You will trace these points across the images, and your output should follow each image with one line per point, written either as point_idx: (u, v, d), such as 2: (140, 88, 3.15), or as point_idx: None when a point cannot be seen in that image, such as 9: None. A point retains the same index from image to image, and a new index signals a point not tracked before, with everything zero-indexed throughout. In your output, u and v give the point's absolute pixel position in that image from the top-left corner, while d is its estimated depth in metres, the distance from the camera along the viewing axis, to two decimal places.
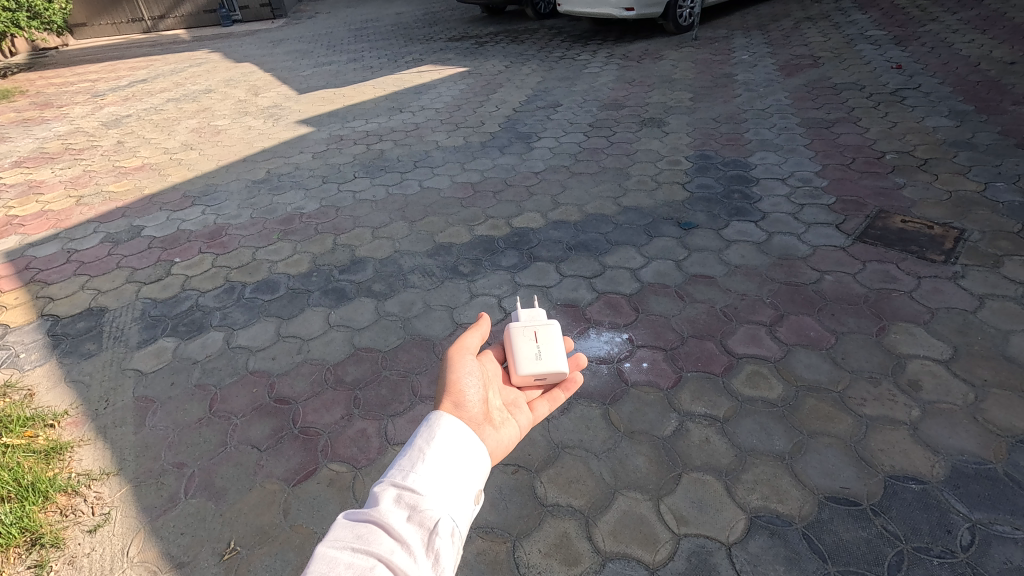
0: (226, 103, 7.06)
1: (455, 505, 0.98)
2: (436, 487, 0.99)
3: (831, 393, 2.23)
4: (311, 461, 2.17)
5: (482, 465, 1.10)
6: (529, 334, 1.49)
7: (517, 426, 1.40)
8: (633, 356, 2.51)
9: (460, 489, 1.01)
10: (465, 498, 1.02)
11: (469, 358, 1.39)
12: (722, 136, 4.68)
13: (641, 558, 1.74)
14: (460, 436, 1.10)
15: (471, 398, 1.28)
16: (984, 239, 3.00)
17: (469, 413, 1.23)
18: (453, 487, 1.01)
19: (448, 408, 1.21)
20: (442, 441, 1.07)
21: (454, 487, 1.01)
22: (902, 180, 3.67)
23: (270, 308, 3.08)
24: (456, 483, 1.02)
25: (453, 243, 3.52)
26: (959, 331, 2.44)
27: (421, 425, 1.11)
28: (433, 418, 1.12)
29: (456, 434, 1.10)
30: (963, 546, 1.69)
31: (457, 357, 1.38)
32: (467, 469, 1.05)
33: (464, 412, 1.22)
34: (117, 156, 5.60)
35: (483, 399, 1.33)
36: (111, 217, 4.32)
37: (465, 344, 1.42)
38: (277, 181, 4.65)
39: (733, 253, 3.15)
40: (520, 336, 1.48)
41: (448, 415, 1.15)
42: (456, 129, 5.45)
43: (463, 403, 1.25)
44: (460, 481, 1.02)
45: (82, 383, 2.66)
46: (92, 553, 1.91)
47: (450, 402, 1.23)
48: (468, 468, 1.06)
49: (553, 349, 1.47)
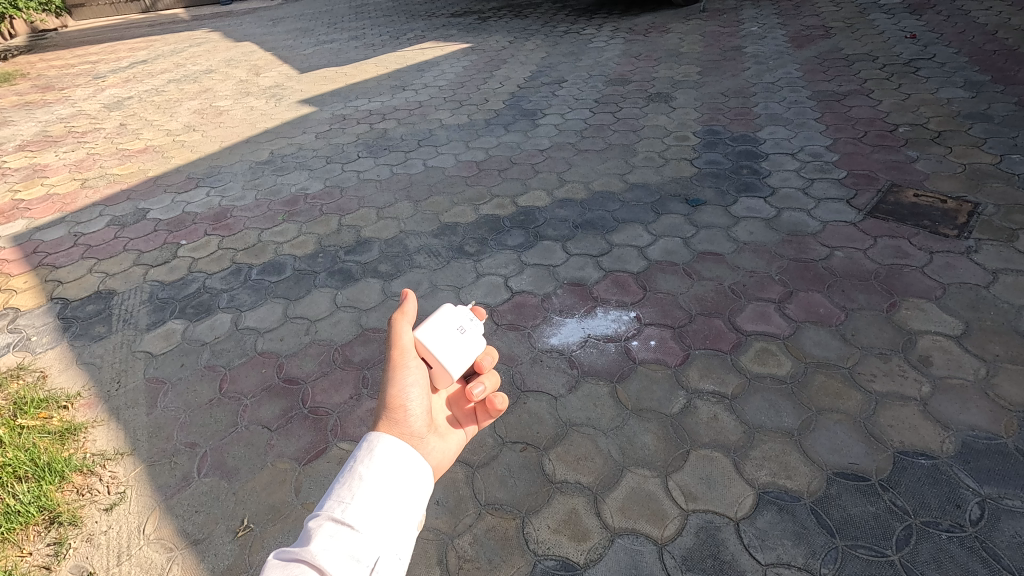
0: (227, 83, 7.00)
1: (394, 535, 0.97)
2: (374, 518, 0.97)
3: (840, 368, 2.22)
4: (321, 441, 2.19)
5: (426, 485, 1.09)
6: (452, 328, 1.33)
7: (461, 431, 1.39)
8: (641, 335, 2.50)
9: (401, 518, 1.00)
10: (406, 526, 1.01)
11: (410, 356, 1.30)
12: (730, 111, 4.59)
13: (650, 534, 1.75)
14: (399, 459, 1.08)
15: (414, 411, 1.23)
16: (999, 213, 2.95)
17: (411, 427, 1.20)
18: (394, 517, 0.99)
19: (387, 428, 1.16)
20: (381, 463, 1.05)
21: (396, 515, 1.00)
22: (915, 153, 3.60)
23: (277, 290, 3.08)
24: (397, 511, 1.00)
25: (458, 223, 3.50)
26: (971, 306, 2.42)
27: (359, 447, 1.09)
28: (371, 440, 1.10)
29: (394, 453, 1.08)
30: (972, 521, 1.69)
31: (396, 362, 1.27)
32: (410, 494, 1.04)
33: (404, 430, 1.18)
34: (121, 139, 5.57)
35: (427, 408, 1.27)
36: (115, 200, 4.31)
37: (401, 344, 1.30)
38: (281, 162, 4.62)
39: (741, 230, 3.11)
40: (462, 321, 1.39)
41: (388, 437, 1.12)
42: (460, 108, 5.37)
43: (402, 419, 1.19)
44: (399, 512, 1.01)
45: (93, 365, 2.69)
46: (109, 531, 1.94)
47: (388, 421, 1.18)
48: (411, 491, 1.05)
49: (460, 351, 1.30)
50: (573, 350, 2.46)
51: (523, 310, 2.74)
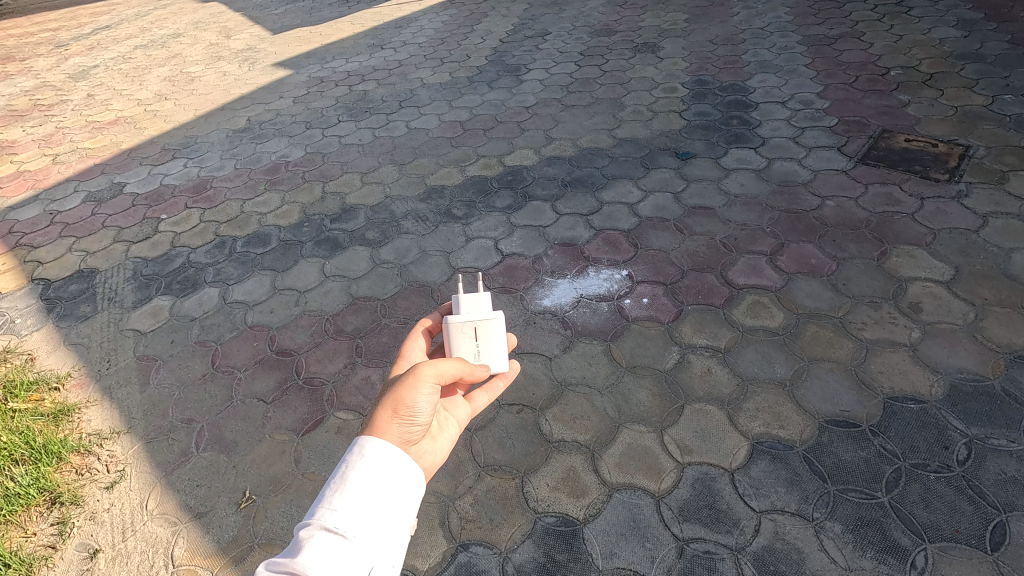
0: (197, 47, 6.71)
1: (385, 543, 0.96)
2: (364, 527, 0.95)
3: (831, 318, 2.23)
4: (318, 411, 2.19)
5: (417, 486, 1.07)
6: (469, 330, 1.44)
7: (456, 422, 1.38)
8: (633, 292, 2.49)
9: (392, 524, 0.99)
10: (397, 532, 1.00)
11: (430, 375, 1.24)
12: (719, 59, 4.47)
13: (646, 487, 1.79)
14: (388, 462, 1.05)
15: (419, 417, 1.19)
16: (990, 155, 2.93)
17: (412, 434, 1.16)
18: (384, 524, 0.98)
19: (391, 431, 1.12)
20: (371, 466, 1.03)
21: (386, 521, 0.99)
22: (906, 96, 3.54)
23: (263, 262, 3.02)
24: (387, 518, 0.99)
25: (445, 186, 3.42)
26: (961, 251, 2.42)
27: (348, 451, 1.06)
28: (361, 443, 1.07)
29: (386, 456, 1.06)
30: (958, 461, 1.73)
31: (418, 375, 1.22)
32: (400, 497, 1.02)
33: (407, 434, 1.15)
34: (89, 110, 5.36)
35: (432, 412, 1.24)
36: (90, 174, 4.18)
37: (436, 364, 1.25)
38: (259, 129, 4.48)
39: (732, 182, 3.07)
40: (459, 333, 1.43)
41: (381, 441, 1.08)
42: (441, 65, 5.19)
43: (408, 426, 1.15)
44: (389, 518, 0.99)
45: (82, 346, 2.65)
46: (112, 509, 1.95)
47: (395, 423, 1.14)
48: (400, 495, 1.03)
49: (493, 347, 1.45)
50: (566, 311, 2.45)
51: (514, 273, 2.71)
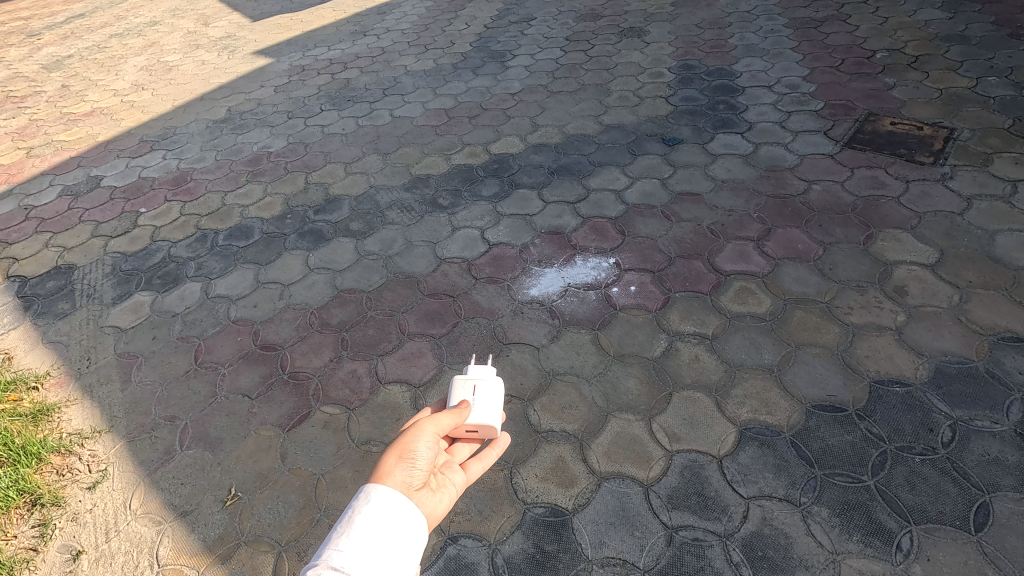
0: (175, 36, 6.55)
1: None
2: (369, 564, 0.92)
3: (818, 303, 2.24)
4: (304, 406, 2.16)
5: (420, 534, 1.05)
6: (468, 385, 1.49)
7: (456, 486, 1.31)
8: (621, 280, 2.48)
9: (397, 566, 0.95)
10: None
11: (431, 429, 1.31)
12: (705, 43, 4.43)
13: (635, 476, 1.78)
14: (394, 505, 1.04)
15: (417, 463, 1.22)
16: (975, 138, 2.93)
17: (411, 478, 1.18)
18: (389, 564, 0.94)
19: (392, 473, 1.15)
20: (379, 508, 1.02)
21: (391, 563, 0.95)
22: (892, 79, 3.53)
23: (246, 255, 2.97)
24: (392, 558, 0.96)
25: (430, 175, 3.38)
26: (946, 234, 2.43)
27: (355, 497, 1.05)
28: (366, 489, 1.07)
29: (389, 499, 1.05)
30: (943, 443, 1.74)
31: (418, 427, 1.30)
32: (404, 540, 1.00)
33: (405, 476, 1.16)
34: (64, 101, 5.22)
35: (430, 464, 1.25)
36: (66, 168, 4.08)
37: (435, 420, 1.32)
38: (239, 119, 4.39)
39: (719, 168, 3.06)
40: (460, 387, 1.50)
41: (387, 487, 1.09)
42: (425, 52, 5.10)
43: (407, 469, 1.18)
44: (393, 559, 0.96)
45: (60, 344, 2.60)
46: (95, 509, 1.92)
47: (395, 461, 1.19)
48: (405, 539, 1.00)
49: (488, 402, 1.44)
50: (554, 300, 2.43)
51: (500, 262, 2.68)
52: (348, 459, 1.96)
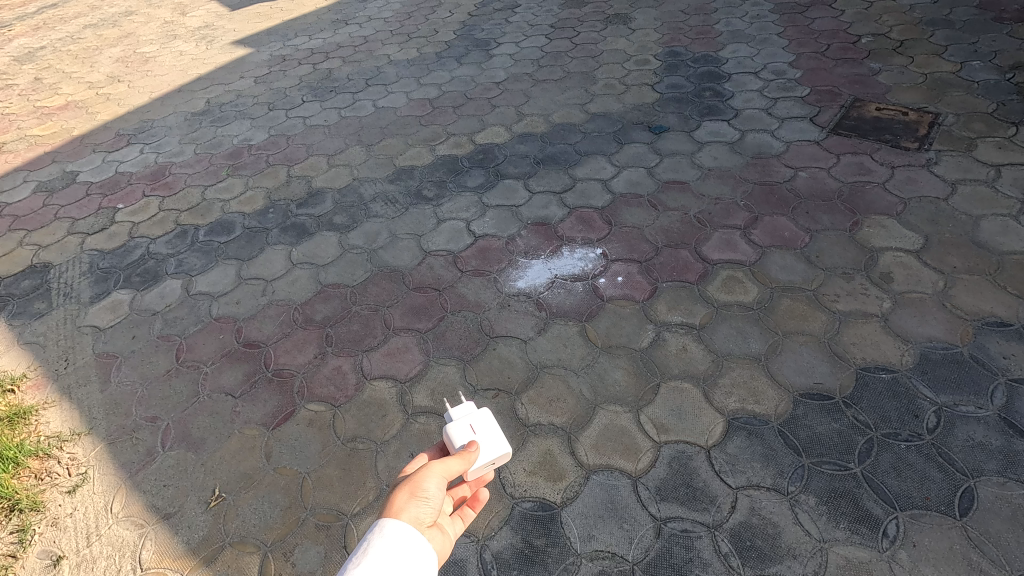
0: (151, 26, 6.39)
1: None
2: None
3: (804, 291, 2.23)
4: (288, 403, 2.13)
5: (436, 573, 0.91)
6: (465, 427, 1.29)
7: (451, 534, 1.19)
8: (608, 271, 2.46)
9: None
10: None
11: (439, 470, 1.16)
12: (691, 29, 4.40)
13: (623, 468, 1.78)
14: (409, 538, 0.93)
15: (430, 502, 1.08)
16: (959, 122, 2.93)
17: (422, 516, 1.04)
18: None
19: (401, 511, 1.02)
20: (393, 537, 0.91)
21: None
22: (878, 64, 3.52)
23: (227, 251, 2.91)
24: None
25: (414, 166, 3.33)
26: (931, 220, 2.43)
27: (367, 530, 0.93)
28: (380, 522, 0.95)
29: (404, 531, 0.94)
30: (928, 429, 1.75)
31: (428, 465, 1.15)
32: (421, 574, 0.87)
33: (416, 514, 1.03)
34: (37, 95, 5.08)
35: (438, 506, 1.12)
36: (39, 163, 3.97)
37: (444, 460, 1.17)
38: (218, 111, 4.29)
39: (705, 156, 3.04)
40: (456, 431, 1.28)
41: (399, 520, 0.97)
42: (408, 41, 5.02)
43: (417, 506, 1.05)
44: None
45: (37, 345, 2.53)
46: (75, 514, 1.88)
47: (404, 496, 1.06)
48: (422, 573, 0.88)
49: (490, 440, 1.27)
50: (541, 292, 2.41)
51: (486, 255, 2.65)
52: (333, 457, 1.94)
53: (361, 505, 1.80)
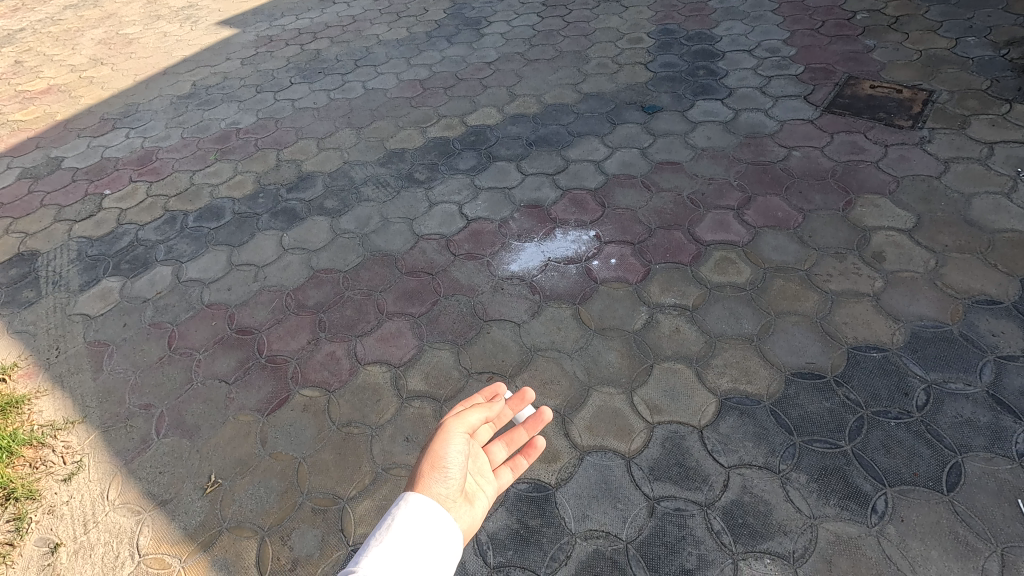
0: (133, 6, 6.24)
1: None
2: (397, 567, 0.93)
3: (797, 271, 2.24)
4: (282, 389, 2.13)
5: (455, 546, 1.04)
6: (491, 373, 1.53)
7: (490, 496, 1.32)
8: (602, 253, 2.45)
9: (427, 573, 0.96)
10: None
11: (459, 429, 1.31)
12: (685, 6, 4.33)
13: (617, 449, 1.79)
14: (428, 513, 1.05)
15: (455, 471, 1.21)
16: (953, 100, 2.92)
17: (446, 489, 1.17)
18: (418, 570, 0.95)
19: (426, 486, 1.15)
20: (413, 513, 1.04)
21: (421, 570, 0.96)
22: (872, 41, 3.49)
23: (217, 237, 2.88)
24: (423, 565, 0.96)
25: (405, 149, 3.29)
26: (924, 198, 2.43)
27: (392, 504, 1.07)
28: (405, 496, 1.09)
29: (427, 505, 1.07)
30: (918, 407, 1.77)
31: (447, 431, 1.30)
32: (437, 550, 1.00)
33: (442, 490, 1.16)
34: (18, 78, 4.96)
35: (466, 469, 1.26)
36: (23, 149, 3.90)
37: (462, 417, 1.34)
38: (205, 94, 4.21)
39: (699, 136, 3.02)
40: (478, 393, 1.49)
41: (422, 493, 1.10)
42: (398, 20, 4.92)
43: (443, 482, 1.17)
44: (423, 563, 0.97)
45: (27, 334, 2.51)
46: (71, 501, 1.89)
47: (429, 469, 1.19)
48: (437, 549, 1.00)
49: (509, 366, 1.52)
50: (534, 275, 2.40)
51: (479, 238, 2.63)
52: (329, 442, 1.94)
53: (357, 489, 1.81)
